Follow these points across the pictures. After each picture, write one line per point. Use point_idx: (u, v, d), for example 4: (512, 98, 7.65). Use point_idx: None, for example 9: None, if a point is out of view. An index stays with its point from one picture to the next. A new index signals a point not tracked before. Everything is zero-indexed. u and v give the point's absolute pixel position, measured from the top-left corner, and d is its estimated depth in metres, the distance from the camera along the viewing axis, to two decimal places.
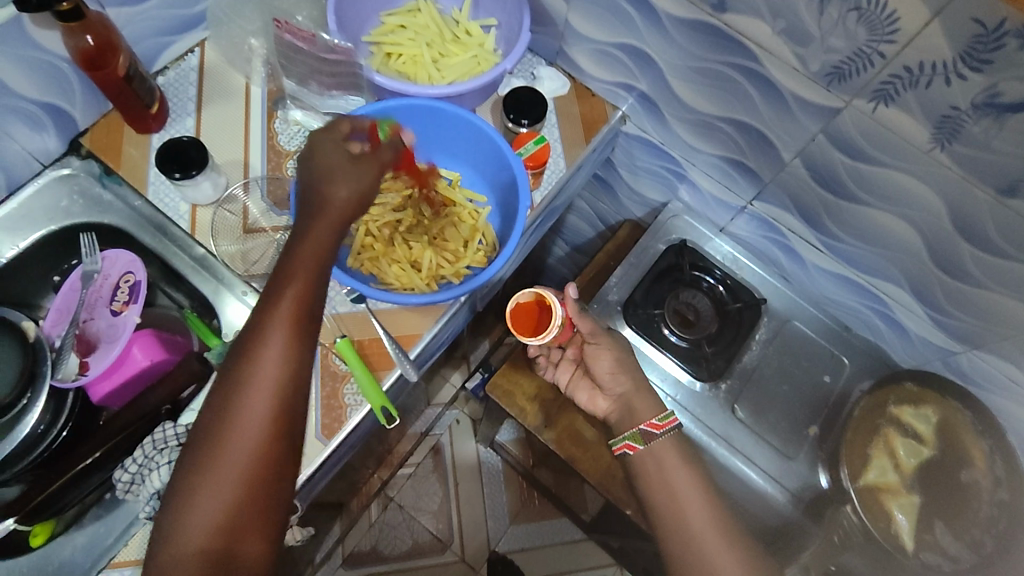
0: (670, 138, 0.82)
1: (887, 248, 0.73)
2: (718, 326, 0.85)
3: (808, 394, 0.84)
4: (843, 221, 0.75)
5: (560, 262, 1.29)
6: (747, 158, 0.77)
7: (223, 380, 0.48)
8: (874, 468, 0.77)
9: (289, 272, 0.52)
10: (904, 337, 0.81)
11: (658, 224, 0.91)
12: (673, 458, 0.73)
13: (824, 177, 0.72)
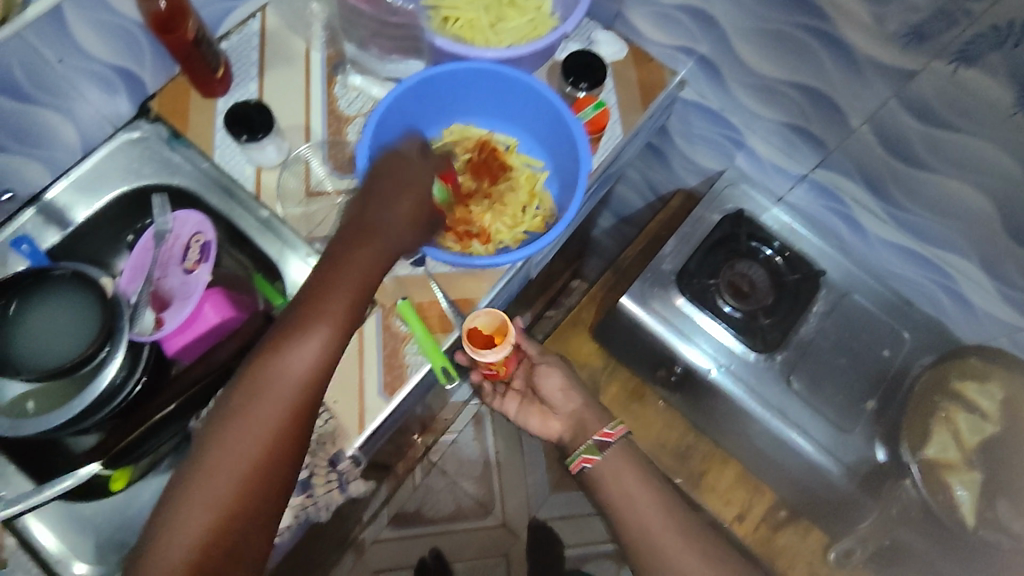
0: (730, 104, 0.80)
1: (956, 219, 0.70)
2: (774, 298, 0.84)
3: (866, 369, 0.82)
4: (910, 191, 0.72)
5: (606, 233, 1.28)
6: (811, 125, 0.75)
7: (248, 375, 0.50)
8: (936, 444, 0.79)
9: (328, 280, 0.53)
10: (970, 314, 0.77)
11: (713, 193, 0.89)
12: (630, 469, 0.73)
13: (894, 144, 0.69)
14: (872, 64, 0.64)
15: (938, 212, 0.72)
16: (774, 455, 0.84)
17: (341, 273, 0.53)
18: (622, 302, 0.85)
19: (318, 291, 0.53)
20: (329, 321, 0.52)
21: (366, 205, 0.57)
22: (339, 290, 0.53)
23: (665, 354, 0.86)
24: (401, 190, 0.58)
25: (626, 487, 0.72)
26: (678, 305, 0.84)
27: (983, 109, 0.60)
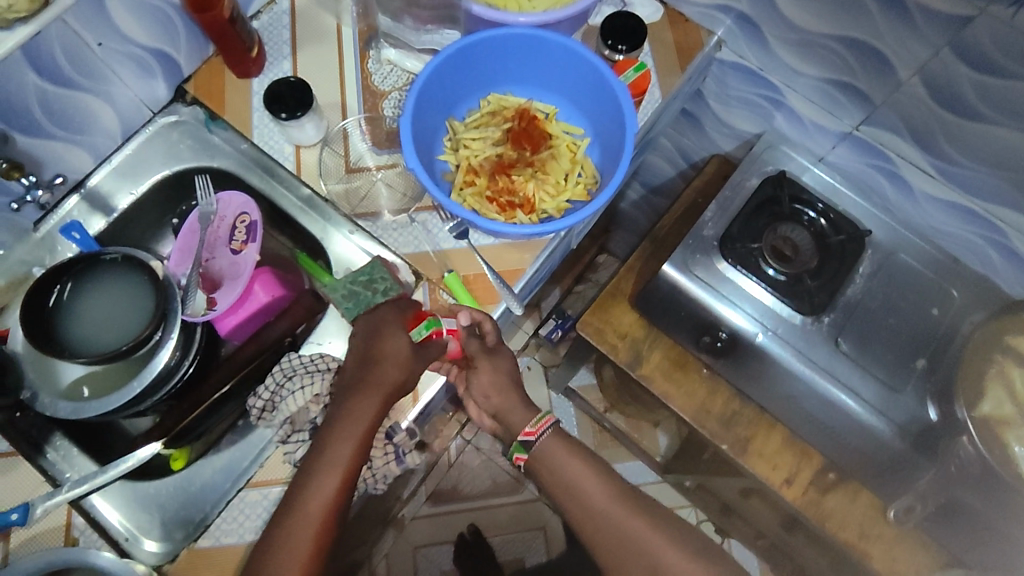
0: (770, 62, 0.79)
1: (1009, 166, 0.70)
2: (819, 260, 0.83)
3: (916, 325, 0.81)
4: (961, 141, 0.71)
5: (635, 205, 1.27)
6: (857, 80, 0.73)
7: (280, 510, 0.57)
8: (988, 400, 0.75)
9: (335, 420, 0.58)
10: (1018, 265, 0.79)
11: (753, 155, 0.89)
12: (560, 455, 0.67)
13: (944, 95, 0.68)
14: (923, 11, 0.62)
15: (992, 163, 0.71)
16: (824, 420, 0.81)
17: (343, 419, 0.58)
18: (663, 269, 0.85)
19: (326, 432, 0.58)
20: (336, 461, 0.56)
21: (380, 329, 0.61)
22: (342, 432, 0.57)
23: (708, 321, 0.84)
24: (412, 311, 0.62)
25: (574, 482, 0.65)
26: (721, 270, 0.83)
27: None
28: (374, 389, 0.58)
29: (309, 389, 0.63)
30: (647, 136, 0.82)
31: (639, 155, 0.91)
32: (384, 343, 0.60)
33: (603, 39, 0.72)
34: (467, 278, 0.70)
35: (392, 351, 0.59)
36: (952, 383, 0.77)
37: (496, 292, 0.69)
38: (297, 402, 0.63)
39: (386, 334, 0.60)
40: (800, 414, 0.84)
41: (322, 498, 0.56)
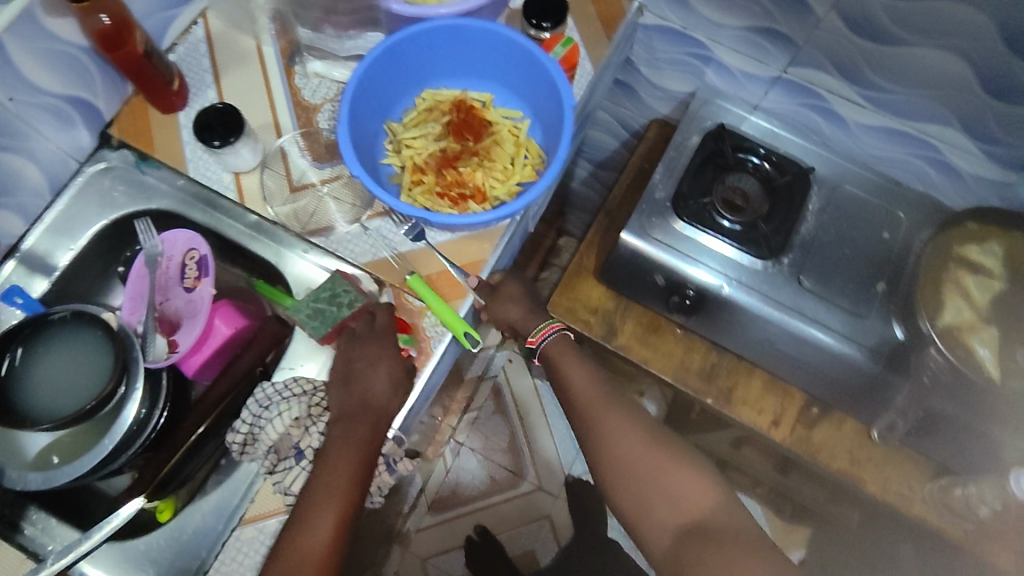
0: (692, 20, 0.80)
1: (931, 85, 0.73)
2: (769, 205, 0.85)
3: (871, 250, 0.84)
4: (884, 68, 0.74)
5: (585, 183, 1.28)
6: (778, 25, 0.75)
7: (281, 547, 0.57)
8: (949, 308, 0.75)
9: (334, 444, 0.59)
10: (956, 178, 0.83)
11: (691, 113, 0.91)
12: (569, 360, 0.73)
13: (861, 26, 0.70)
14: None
15: (916, 83, 0.74)
16: (797, 354, 0.84)
17: (341, 442, 0.59)
18: (622, 237, 0.86)
19: (326, 457, 0.59)
20: (340, 484, 0.58)
21: (359, 352, 0.63)
22: (342, 454, 0.59)
23: (674, 280, 0.85)
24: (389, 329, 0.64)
25: (578, 391, 0.71)
26: (678, 228, 0.85)
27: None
28: (366, 410, 0.61)
29: (286, 415, 0.62)
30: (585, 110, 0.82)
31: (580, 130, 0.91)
32: (365, 367, 0.62)
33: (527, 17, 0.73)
34: (431, 275, 0.69)
35: (376, 373, 0.62)
36: (910, 300, 0.77)
37: (462, 287, 0.69)
38: (278, 427, 0.61)
39: (367, 358, 0.63)
40: (777, 355, 0.86)
41: (325, 524, 0.57)
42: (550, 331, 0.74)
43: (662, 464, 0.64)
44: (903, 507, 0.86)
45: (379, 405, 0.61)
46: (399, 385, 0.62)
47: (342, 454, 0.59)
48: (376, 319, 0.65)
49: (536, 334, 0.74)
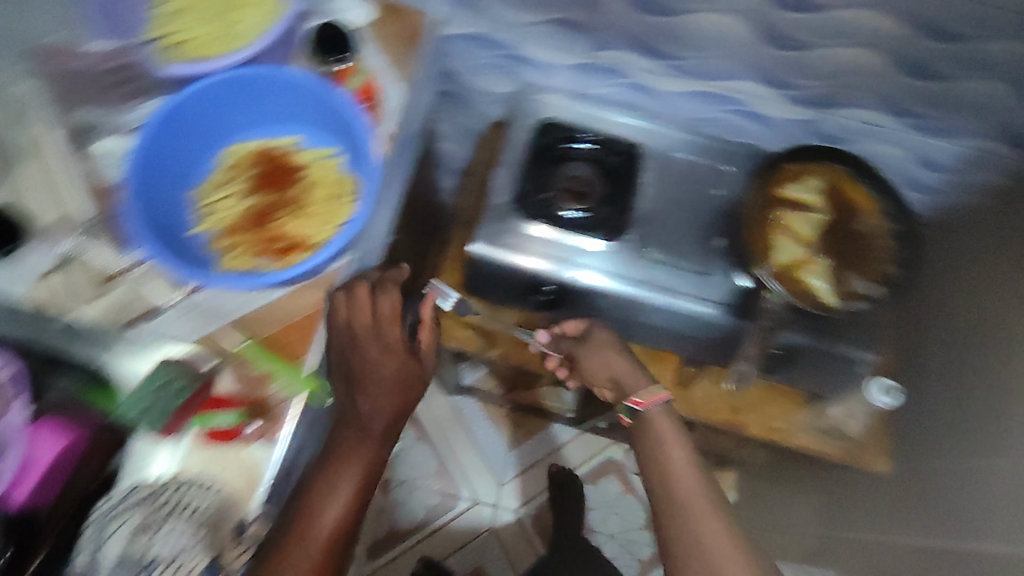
0: (495, 24, 0.84)
1: (722, 48, 0.78)
2: (608, 185, 0.88)
3: (707, 209, 0.88)
4: (679, 40, 0.78)
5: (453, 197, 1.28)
6: (574, 17, 0.79)
7: (284, 523, 0.61)
8: (782, 250, 0.81)
9: (349, 447, 0.66)
10: (768, 126, 0.90)
11: (516, 112, 0.91)
12: (669, 430, 0.73)
13: (647, 5, 0.74)
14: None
15: (711, 47, 0.78)
16: (665, 321, 0.88)
17: (360, 441, 0.67)
18: (473, 248, 0.87)
19: (335, 459, 0.65)
20: (346, 484, 0.64)
21: (365, 355, 0.69)
22: (352, 459, 0.65)
23: (533, 281, 0.88)
24: (394, 324, 0.71)
25: (671, 463, 0.70)
26: (529, 230, 0.86)
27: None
28: (370, 420, 0.67)
29: (127, 527, 0.58)
30: (415, 128, 0.83)
31: (420, 149, 0.92)
32: (388, 360, 0.70)
33: (315, 53, 0.73)
34: (274, 334, 0.68)
35: (393, 367, 0.70)
36: (744, 250, 0.80)
37: (312, 340, 0.68)
38: (117, 546, 0.57)
39: (385, 352, 0.70)
40: (645, 325, 0.90)
41: (339, 504, 0.63)
42: (661, 397, 0.75)
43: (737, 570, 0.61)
44: (788, 443, 0.90)
45: (382, 411, 0.68)
46: (404, 388, 0.70)
47: (348, 465, 0.65)
48: (386, 321, 0.70)
49: (644, 397, 0.75)
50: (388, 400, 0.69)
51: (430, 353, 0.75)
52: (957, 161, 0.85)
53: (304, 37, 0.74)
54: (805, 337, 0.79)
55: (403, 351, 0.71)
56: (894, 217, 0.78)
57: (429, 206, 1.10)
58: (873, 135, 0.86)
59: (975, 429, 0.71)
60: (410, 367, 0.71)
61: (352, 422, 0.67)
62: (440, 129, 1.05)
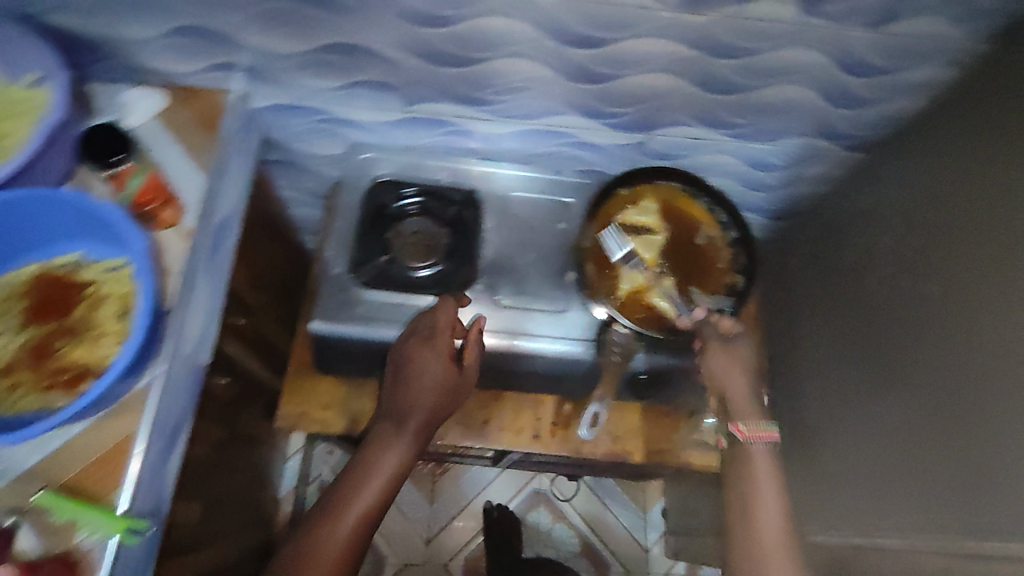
0: (264, 67, 0.73)
1: (533, 90, 0.75)
2: (451, 238, 0.84)
3: (562, 246, 0.85)
4: (491, 86, 0.74)
5: (291, 264, 1.11)
6: (364, 71, 0.72)
7: (354, 472, 0.70)
8: (626, 278, 0.79)
9: (387, 439, 0.72)
10: (603, 153, 0.87)
11: (348, 177, 0.85)
12: (766, 466, 0.68)
13: (431, 53, 0.68)
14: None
15: (523, 91, 0.75)
16: (539, 369, 0.82)
17: (391, 440, 0.72)
18: (314, 329, 0.78)
19: (375, 447, 0.72)
20: (386, 470, 0.70)
21: (417, 339, 0.74)
22: (388, 446, 0.71)
23: (386, 348, 0.80)
24: (446, 328, 0.75)
25: (759, 497, 0.65)
26: (370, 296, 0.79)
27: (457, 13, 0.62)
28: (428, 395, 0.73)
29: None
30: (242, 210, 0.81)
31: (230, 221, 0.78)
32: (436, 334, 0.74)
33: (89, 161, 0.67)
34: (102, 456, 0.64)
35: (437, 343, 0.74)
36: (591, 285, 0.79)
37: (122, 473, 0.64)
38: None
39: (426, 338, 0.74)
40: (518, 373, 0.84)
41: (378, 476, 0.69)
42: (764, 436, 0.69)
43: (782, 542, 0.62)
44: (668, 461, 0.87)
45: (427, 395, 0.73)
46: (444, 391, 0.74)
47: (385, 451, 0.71)
48: (439, 329, 0.75)
49: (749, 428, 0.69)
50: (433, 392, 0.73)
51: (474, 365, 0.77)
52: (778, 186, 0.93)
53: (80, 138, 0.67)
54: (664, 358, 0.79)
55: (466, 338, 0.76)
56: (731, 234, 0.81)
57: (248, 280, 0.94)
58: (702, 148, 0.85)
59: (899, 347, 0.65)
60: (453, 376, 0.75)
61: (400, 405, 0.73)
62: (275, 183, 0.98)
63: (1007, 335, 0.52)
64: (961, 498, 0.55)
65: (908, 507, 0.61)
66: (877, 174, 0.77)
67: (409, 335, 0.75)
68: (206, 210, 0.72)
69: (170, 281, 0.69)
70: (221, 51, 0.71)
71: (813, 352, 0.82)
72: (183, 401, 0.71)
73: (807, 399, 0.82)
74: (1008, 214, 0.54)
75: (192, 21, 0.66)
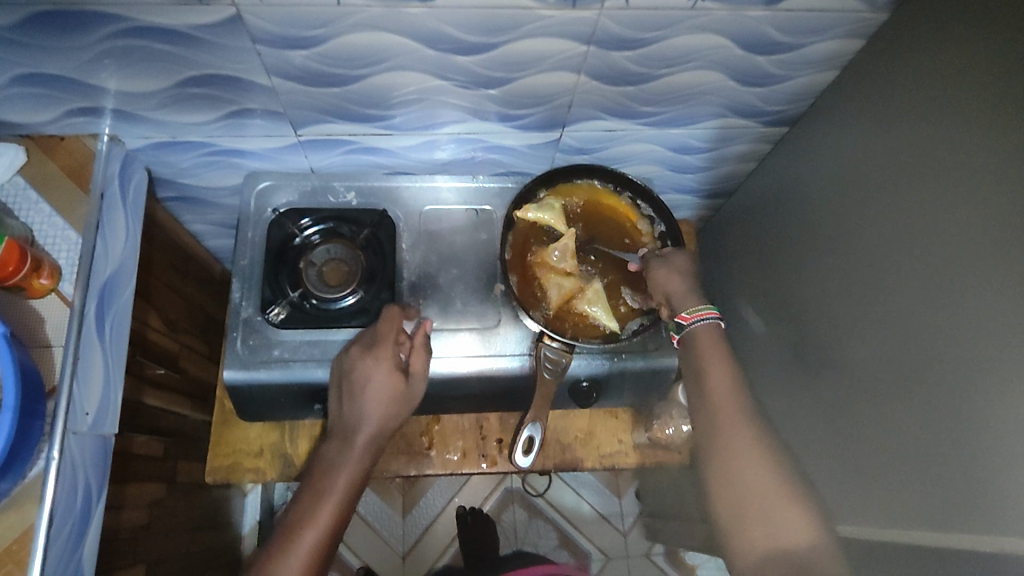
0: (131, 109, 0.68)
1: (428, 103, 0.70)
2: (367, 261, 0.77)
3: (484, 258, 0.80)
4: (380, 103, 0.69)
5: (210, 299, 1.06)
6: (238, 100, 0.67)
7: (308, 492, 0.66)
8: (552, 287, 0.74)
9: (334, 462, 0.67)
10: (517, 154, 0.83)
11: (246, 211, 0.80)
12: (712, 346, 0.69)
13: (307, 75, 0.63)
14: (233, 21, 0.55)
15: (417, 103, 0.70)
16: (475, 389, 0.78)
17: (339, 462, 0.67)
18: (227, 380, 0.73)
19: (324, 470, 0.67)
20: (334, 496, 0.65)
21: (360, 347, 0.70)
22: (338, 466, 0.67)
23: (310, 387, 0.75)
24: (390, 330, 0.71)
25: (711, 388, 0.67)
26: (283, 336, 0.74)
27: (325, 31, 0.57)
28: (376, 406, 0.68)
29: None
30: (139, 257, 0.77)
31: (130, 274, 0.74)
32: (382, 339, 0.70)
33: None
34: (5, 548, 0.59)
35: (382, 349, 0.69)
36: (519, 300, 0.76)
37: (26, 567, 0.59)
38: None
39: (371, 344, 0.70)
40: (455, 398, 0.80)
41: (331, 496, 0.65)
42: (703, 315, 0.69)
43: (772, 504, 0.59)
44: (619, 462, 0.85)
45: (379, 407, 0.68)
46: (395, 402, 0.69)
47: (340, 469, 0.67)
48: (379, 335, 0.71)
49: (688, 312, 0.70)
50: (385, 400, 0.69)
51: (424, 374, 0.72)
52: (704, 167, 0.90)
53: None
54: (600, 361, 0.76)
55: (413, 341, 0.71)
56: (658, 228, 0.78)
57: (162, 325, 0.90)
58: (618, 140, 0.81)
59: (878, 309, 0.62)
60: (398, 383, 0.69)
61: (348, 421, 0.69)
62: (179, 219, 0.93)
63: (969, 323, 0.51)
64: (956, 447, 0.52)
65: (895, 478, 0.59)
66: (815, 154, 0.75)
67: (353, 347, 0.70)
68: (86, 269, 0.67)
69: (55, 354, 0.64)
70: (79, 97, 0.66)
71: (782, 335, 0.81)
72: (93, 477, 0.66)
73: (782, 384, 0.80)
74: (960, 198, 0.53)
75: (36, 68, 0.61)
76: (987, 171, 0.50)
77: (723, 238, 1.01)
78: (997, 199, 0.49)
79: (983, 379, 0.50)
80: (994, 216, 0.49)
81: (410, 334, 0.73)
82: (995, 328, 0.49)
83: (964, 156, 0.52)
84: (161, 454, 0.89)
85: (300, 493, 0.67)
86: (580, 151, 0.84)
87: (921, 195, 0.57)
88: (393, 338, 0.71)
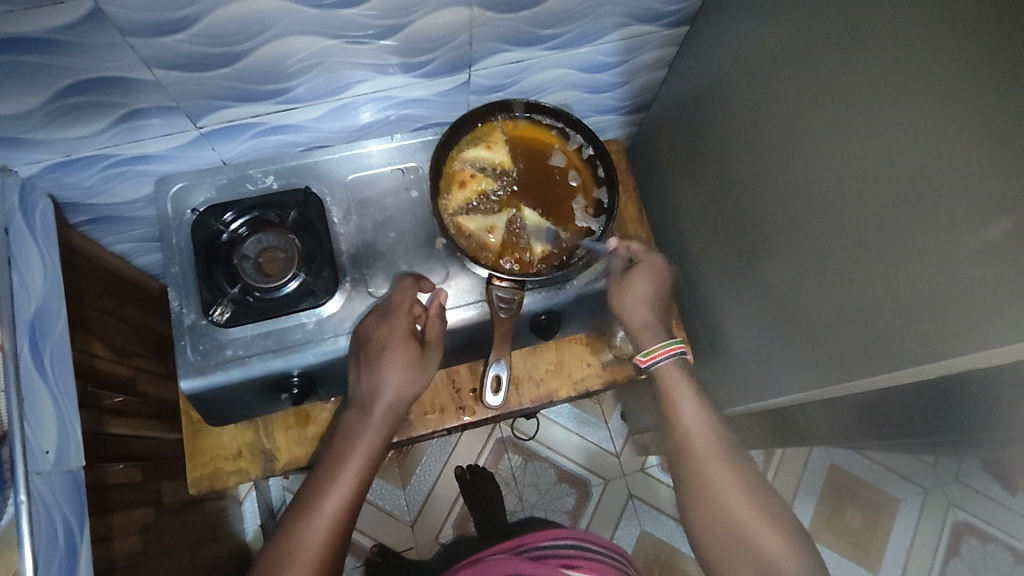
0: (13, 134, 0.64)
1: (326, 67, 0.67)
2: (307, 242, 0.76)
3: (420, 216, 0.79)
4: (276, 77, 0.66)
5: (154, 316, 1.03)
6: (126, 101, 0.64)
7: (329, 458, 0.68)
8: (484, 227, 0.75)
9: (353, 429, 0.69)
10: (430, 105, 0.82)
11: (165, 218, 0.77)
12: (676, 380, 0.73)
13: (189, 60, 0.60)
14: (93, 15, 0.52)
15: (314, 70, 0.67)
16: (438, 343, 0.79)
17: (358, 429, 0.69)
18: (186, 389, 0.71)
19: (342, 439, 0.69)
20: (353, 463, 0.67)
21: (376, 315, 0.71)
22: (358, 434, 0.69)
23: (271, 378, 0.74)
24: (409, 297, 0.71)
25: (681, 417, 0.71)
26: (235, 333, 0.72)
27: (194, 10, 0.54)
28: (393, 372, 0.69)
29: None
30: (60, 289, 0.73)
31: (51, 308, 0.71)
32: (394, 305, 0.71)
33: None
34: None
35: (399, 315, 0.70)
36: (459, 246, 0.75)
37: None
38: None
39: (384, 312, 0.71)
40: None
41: (353, 461, 0.67)
42: (661, 354, 0.74)
43: (749, 517, 0.63)
44: (591, 387, 0.86)
45: (398, 375, 0.69)
46: (411, 367, 0.70)
47: (359, 437, 0.69)
48: (397, 305, 0.71)
49: (649, 355, 0.74)
50: (407, 367, 0.70)
51: (439, 342, 0.73)
52: (619, 82, 0.90)
53: None
54: (552, 294, 0.77)
55: (432, 313, 0.73)
56: (586, 152, 0.78)
57: (109, 351, 0.87)
58: (526, 71, 0.80)
59: (804, 181, 0.64)
60: (411, 352, 0.70)
61: (361, 392, 0.70)
62: (100, 242, 0.89)
63: (884, 175, 0.53)
64: (888, 292, 0.55)
65: (844, 334, 0.62)
66: (718, 47, 0.75)
67: (368, 317, 0.71)
68: (9, 310, 0.63)
69: None
70: None
71: (727, 226, 0.83)
72: (67, 515, 0.65)
73: (739, 271, 0.82)
74: (856, 59, 0.54)
75: None
76: (875, 23, 0.51)
77: (650, 150, 1.02)
78: (890, 48, 0.50)
79: (904, 221, 0.52)
80: (889, 69, 0.51)
81: (425, 306, 0.74)
82: (906, 172, 0.51)
83: (855, 16, 0.53)
84: (140, 480, 0.88)
85: (321, 461, 0.69)
86: (492, 89, 0.83)
87: (823, 59, 0.58)
88: (407, 304, 0.71)
